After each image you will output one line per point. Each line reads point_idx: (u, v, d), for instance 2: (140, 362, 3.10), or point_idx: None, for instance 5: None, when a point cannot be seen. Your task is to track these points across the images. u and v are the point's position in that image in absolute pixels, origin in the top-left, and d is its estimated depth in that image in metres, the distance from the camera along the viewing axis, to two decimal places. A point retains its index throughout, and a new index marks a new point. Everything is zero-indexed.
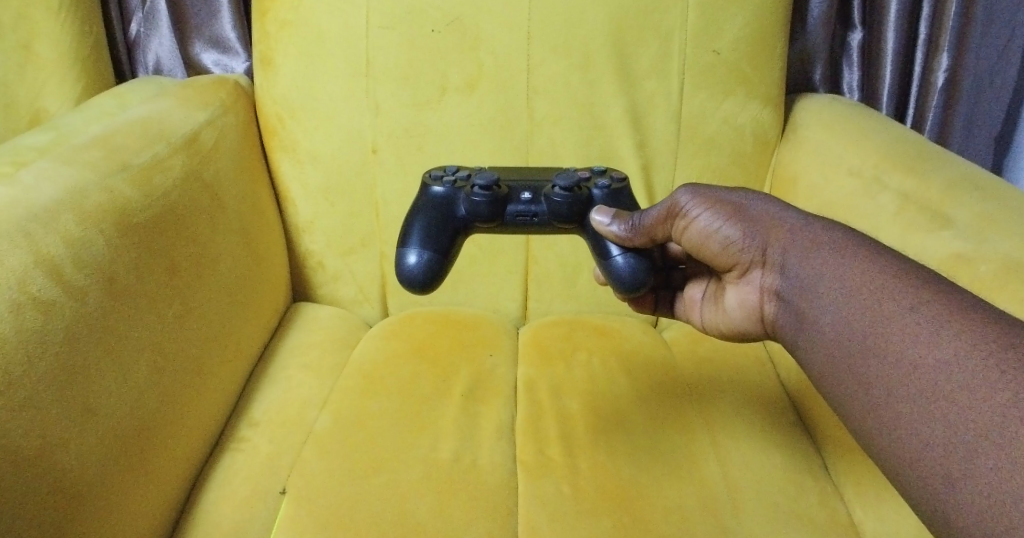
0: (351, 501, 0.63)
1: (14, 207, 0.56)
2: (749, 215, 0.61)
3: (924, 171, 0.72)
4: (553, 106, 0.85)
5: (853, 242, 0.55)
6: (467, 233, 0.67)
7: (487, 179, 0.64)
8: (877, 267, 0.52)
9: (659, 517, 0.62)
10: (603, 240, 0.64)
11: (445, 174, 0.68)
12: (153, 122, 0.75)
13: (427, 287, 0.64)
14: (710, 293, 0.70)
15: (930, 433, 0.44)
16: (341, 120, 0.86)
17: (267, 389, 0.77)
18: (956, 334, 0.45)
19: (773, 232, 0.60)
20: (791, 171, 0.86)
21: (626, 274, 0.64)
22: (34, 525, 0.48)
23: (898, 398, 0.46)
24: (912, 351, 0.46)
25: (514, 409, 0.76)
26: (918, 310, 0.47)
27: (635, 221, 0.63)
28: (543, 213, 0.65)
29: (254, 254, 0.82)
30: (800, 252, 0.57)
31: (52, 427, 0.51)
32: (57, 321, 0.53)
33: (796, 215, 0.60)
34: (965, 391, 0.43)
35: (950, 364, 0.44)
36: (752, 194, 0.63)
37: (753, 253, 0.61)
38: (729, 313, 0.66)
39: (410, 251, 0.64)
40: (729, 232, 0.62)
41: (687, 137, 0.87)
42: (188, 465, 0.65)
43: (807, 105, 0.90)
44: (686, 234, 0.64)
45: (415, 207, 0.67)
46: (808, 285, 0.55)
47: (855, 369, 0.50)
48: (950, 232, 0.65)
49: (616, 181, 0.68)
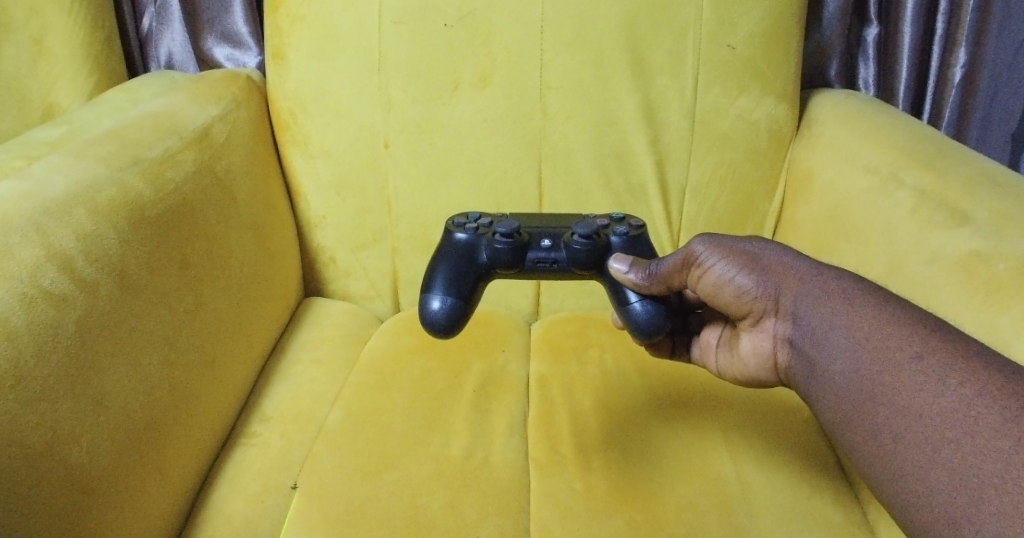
0: (362, 497, 0.62)
1: (26, 200, 0.57)
2: (762, 264, 0.60)
3: (943, 168, 0.71)
4: (566, 101, 0.84)
5: (862, 289, 0.55)
6: (488, 279, 0.67)
7: (509, 226, 0.64)
8: (884, 315, 0.52)
9: (671, 516, 0.61)
10: (621, 287, 0.64)
11: (467, 220, 0.68)
12: (164, 117, 0.74)
13: (451, 331, 0.65)
14: (725, 339, 0.67)
15: (936, 480, 0.44)
16: (353, 115, 0.85)
17: (279, 384, 0.77)
18: (963, 382, 0.45)
19: (786, 281, 0.59)
20: (806, 167, 0.86)
21: (645, 320, 0.63)
22: (41, 520, 0.47)
23: (906, 446, 0.47)
24: (919, 400, 0.47)
25: (525, 406, 0.75)
26: (925, 359, 0.48)
27: (652, 268, 0.63)
28: (563, 260, 0.65)
29: (267, 250, 0.82)
30: (811, 300, 0.56)
31: (63, 422, 0.50)
32: (68, 314, 0.53)
33: (807, 264, 0.59)
34: (971, 439, 0.43)
35: (957, 413, 0.44)
36: (763, 242, 0.62)
37: (765, 301, 0.60)
38: (744, 360, 0.64)
39: (434, 297, 0.64)
40: (742, 282, 0.60)
41: (700, 133, 0.86)
42: (199, 458, 0.65)
43: (822, 101, 0.89)
44: (701, 283, 0.63)
45: (439, 253, 0.67)
46: (818, 334, 0.55)
47: (864, 416, 0.50)
48: (968, 229, 0.64)
49: (634, 228, 0.68)
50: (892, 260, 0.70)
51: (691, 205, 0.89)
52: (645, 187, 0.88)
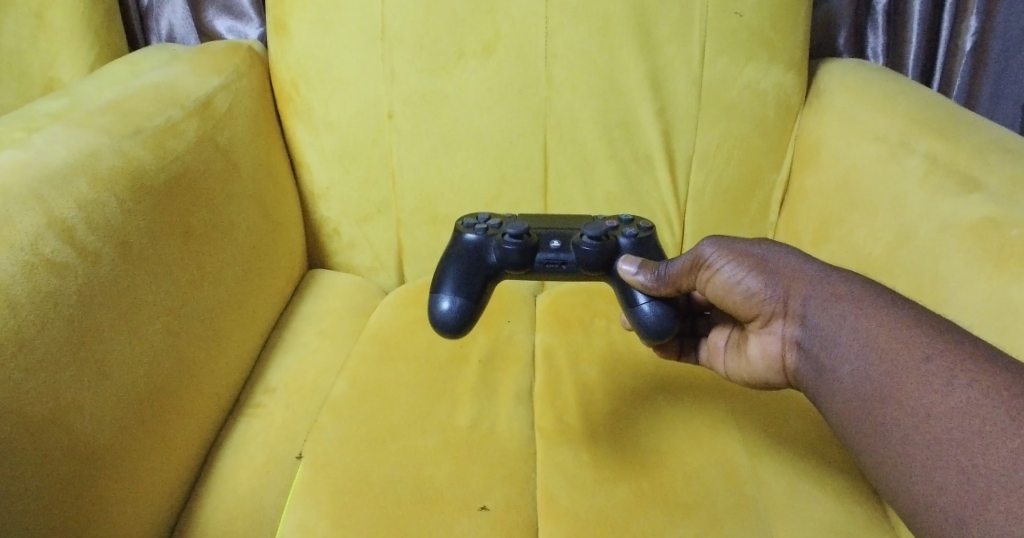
0: (369, 466, 0.63)
1: (27, 169, 0.56)
2: (770, 267, 0.59)
3: (953, 134, 0.70)
4: (571, 71, 0.83)
5: (872, 292, 0.54)
6: (497, 280, 0.67)
7: (518, 227, 0.65)
8: (890, 317, 0.51)
9: (678, 485, 0.61)
10: (630, 288, 0.64)
11: (477, 221, 0.68)
12: (166, 88, 0.74)
13: (459, 332, 0.64)
14: (733, 341, 0.66)
15: (944, 480, 0.44)
16: (356, 85, 0.84)
17: (285, 355, 0.77)
18: (970, 383, 0.45)
19: (794, 283, 0.57)
20: (814, 137, 0.84)
21: (653, 322, 0.63)
22: (44, 488, 0.47)
23: (913, 445, 0.46)
24: (926, 401, 0.46)
25: (531, 375, 0.76)
26: (933, 359, 0.47)
27: (661, 271, 0.62)
28: (572, 261, 0.65)
29: (269, 221, 0.82)
30: (818, 304, 0.55)
31: (66, 390, 0.50)
32: (69, 282, 0.53)
33: (816, 266, 0.57)
34: (978, 438, 0.43)
35: (964, 413, 0.44)
36: (772, 244, 0.61)
37: (774, 304, 0.59)
38: (751, 363, 0.64)
39: (444, 297, 0.64)
40: (751, 284, 0.59)
41: (708, 102, 0.85)
42: (205, 429, 0.65)
43: (831, 70, 0.87)
44: (710, 286, 0.62)
45: (449, 254, 0.67)
46: (826, 336, 0.54)
47: (871, 416, 0.49)
48: (979, 196, 0.63)
49: (643, 230, 0.67)
50: (902, 230, 0.69)
51: (698, 175, 0.88)
52: (652, 158, 0.87)
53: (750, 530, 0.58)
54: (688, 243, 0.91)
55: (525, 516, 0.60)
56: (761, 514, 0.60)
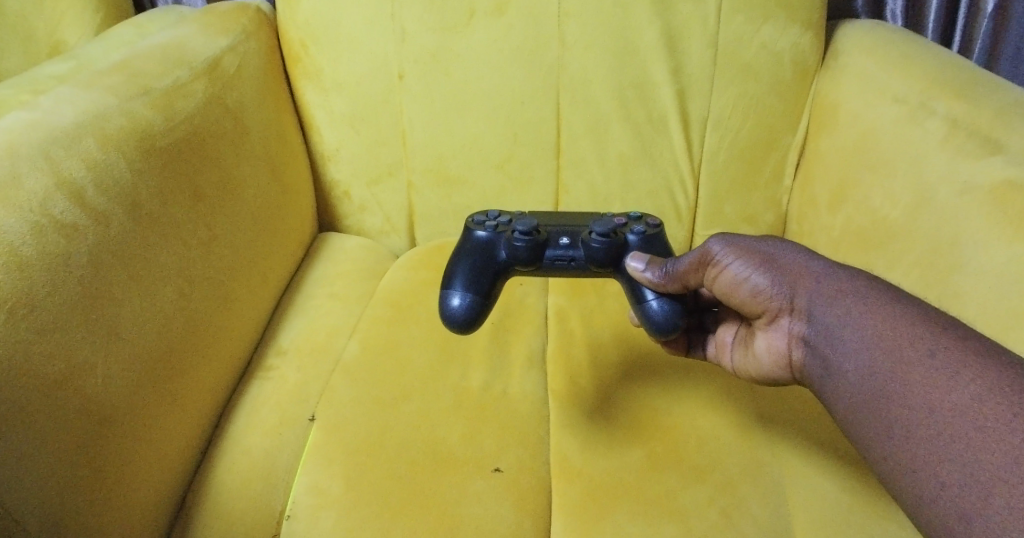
0: (382, 427, 0.63)
1: (34, 130, 0.56)
2: (777, 263, 0.57)
3: (975, 95, 0.68)
4: (585, 30, 0.81)
5: (878, 288, 0.52)
6: (507, 277, 0.66)
7: (527, 224, 0.64)
8: (896, 312, 0.50)
9: (692, 447, 0.62)
10: (638, 285, 0.63)
11: (487, 218, 0.68)
12: (173, 48, 0.73)
13: (470, 328, 0.63)
14: (741, 337, 0.64)
15: (947, 474, 0.43)
16: (365, 46, 0.83)
17: (296, 318, 0.77)
18: (974, 378, 0.44)
19: (800, 279, 0.56)
20: (831, 99, 0.82)
21: (661, 318, 0.61)
22: (59, 449, 0.47)
23: (917, 440, 0.45)
24: (930, 396, 0.45)
25: (544, 337, 0.75)
26: (937, 355, 0.46)
27: (668, 267, 0.61)
28: (581, 258, 0.65)
29: (279, 183, 0.81)
30: (826, 300, 0.53)
31: (78, 352, 0.50)
32: (80, 243, 0.53)
33: (823, 263, 0.56)
34: (980, 434, 0.42)
35: (967, 408, 0.43)
36: (779, 241, 0.59)
37: (781, 301, 0.57)
38: (759, 358, 0.61)
39: (454, 293, 0.63)
40: (758, 281, 0.58)
41: (724, 62, 0.83)
42: (218, 391, 0.66)
43: (849, 30, 0.85)
44: (718, 282, 0.60)
45: (459, 251, 0.67)
46: (833, 333, 0.52)
47: (876, 410, 0.48)
48: (1001, 158, 0.62)
49: (651, 227, 0.67)
50: (920, 191, 0.68)
51: (713, 137, 0.86)
52: (666, 119, 0.85)
53: (763, 493, 0.59)
54: (701, 206, 0.90)
55: (538, 477, 0.60)
56: (773, 478, 0.60)
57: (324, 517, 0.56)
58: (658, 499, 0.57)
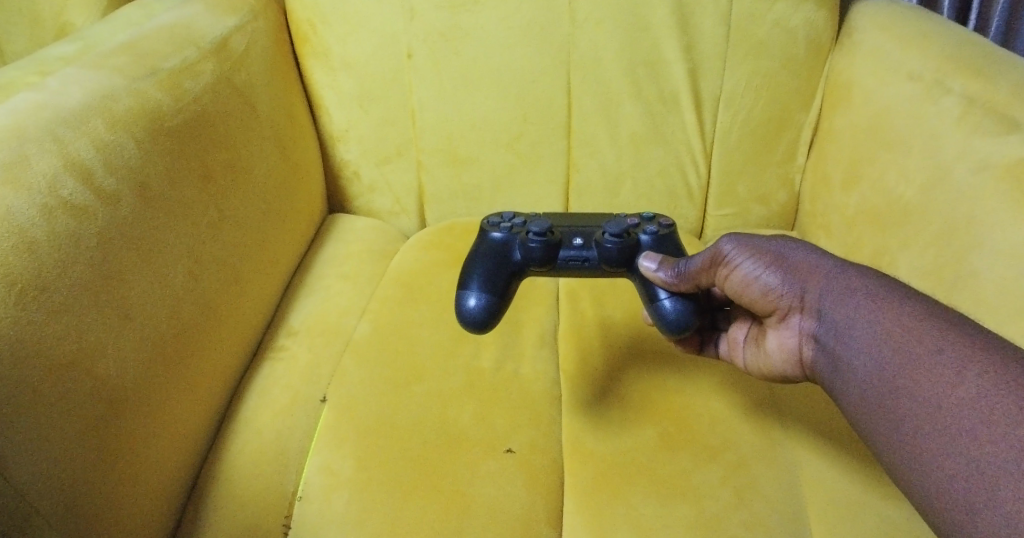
0: (394, 407, 0.63)
1: (41, 112, 0.56)
2: (788, 262, 0.57)
3: (992, 73, 0.67)
4: (596, 7, 0.80)
5: (888, 286, 0.51)
6: (521, 278, 0.66)
7: (542, 225, 0.64)
8: (907, 308, 0.49)
9: (705, 427, 0.61)
10: (651, 284, 0.63)
11: (502, 220, 0.68)
12: (181, 28, 0.72)
13: (485, 327, 0.62)
14: (752, 335, 0.62)
15: (955, 468, 0.42)
16: (373, 25, 0.82)
17: (306, 299, 0.77)
18: (981, 373, 0.43)
19: (811, 277, 0.55)
20: (845, 76, 0.81)
21: (673, 317, 0.61)
22: (65, 426, 0.47)
23: (926, 435, 0.45)
24: (938, 391, 0.45)
25: (555, 318, 0.75)
26: (945, 351, 0.45)
27: (680, 267, 0.61)
28: (594, 258, 0.65)
29: (288, 163, 0.81)
30: (836, 297, 0.53)
31: (87, 332, 0.50)
32: (90, 224, 0.53)
33: (833, 261, 0.55)
34: (988, 428, 0.42)
35: (974, 403, 0.43)
36: (789, 240, 0.59)
37: (791, 298, 0.57)
38: (771, 356, 0.60)
39: (470, 294, 0.62)
40: (768, 280, 0.57)
41: (737, 39, 0.82)
42: (229, 372, 0.66)
43: (864, 7, 0.83)
44: (728, 282, 0.59)
45: (473, 253, 0.66)
46: (843, 330, 0.52)
47: (886, 405, 0.48)
48: (1018, 136, 0.61)
49: (663, 227, 0.67)
50: (936, 169, 0.67)
51: (725, 116, 0.85)
52: (677, 98, 0.84)
53: (775, 474, 0.58)
54: (714, 185, 0.89)
55: (549, 457, 0.60)
56: (786, 458, 0.60)
57: (336, 497, 0.57)
58: (670, 479, 0.57)
